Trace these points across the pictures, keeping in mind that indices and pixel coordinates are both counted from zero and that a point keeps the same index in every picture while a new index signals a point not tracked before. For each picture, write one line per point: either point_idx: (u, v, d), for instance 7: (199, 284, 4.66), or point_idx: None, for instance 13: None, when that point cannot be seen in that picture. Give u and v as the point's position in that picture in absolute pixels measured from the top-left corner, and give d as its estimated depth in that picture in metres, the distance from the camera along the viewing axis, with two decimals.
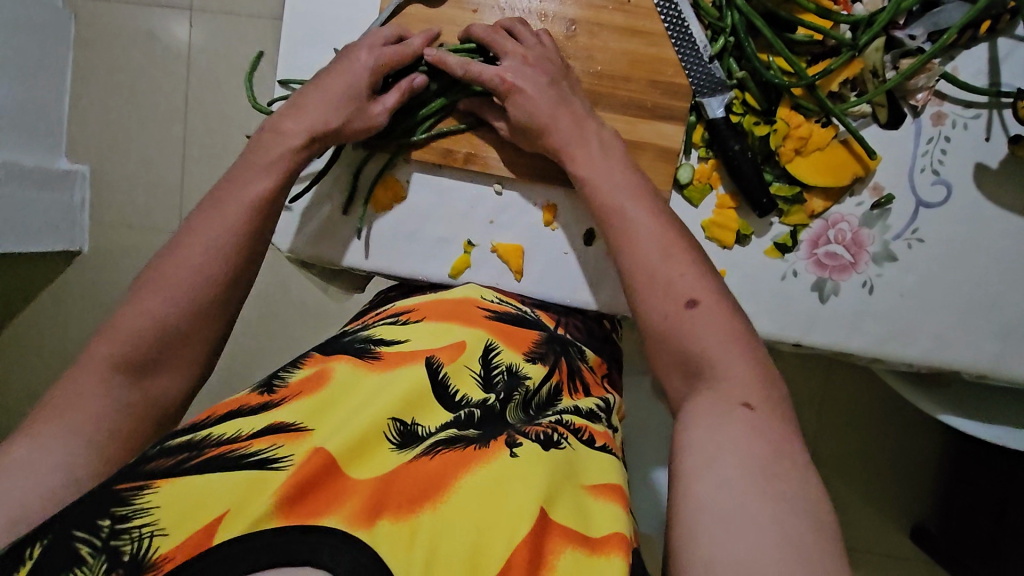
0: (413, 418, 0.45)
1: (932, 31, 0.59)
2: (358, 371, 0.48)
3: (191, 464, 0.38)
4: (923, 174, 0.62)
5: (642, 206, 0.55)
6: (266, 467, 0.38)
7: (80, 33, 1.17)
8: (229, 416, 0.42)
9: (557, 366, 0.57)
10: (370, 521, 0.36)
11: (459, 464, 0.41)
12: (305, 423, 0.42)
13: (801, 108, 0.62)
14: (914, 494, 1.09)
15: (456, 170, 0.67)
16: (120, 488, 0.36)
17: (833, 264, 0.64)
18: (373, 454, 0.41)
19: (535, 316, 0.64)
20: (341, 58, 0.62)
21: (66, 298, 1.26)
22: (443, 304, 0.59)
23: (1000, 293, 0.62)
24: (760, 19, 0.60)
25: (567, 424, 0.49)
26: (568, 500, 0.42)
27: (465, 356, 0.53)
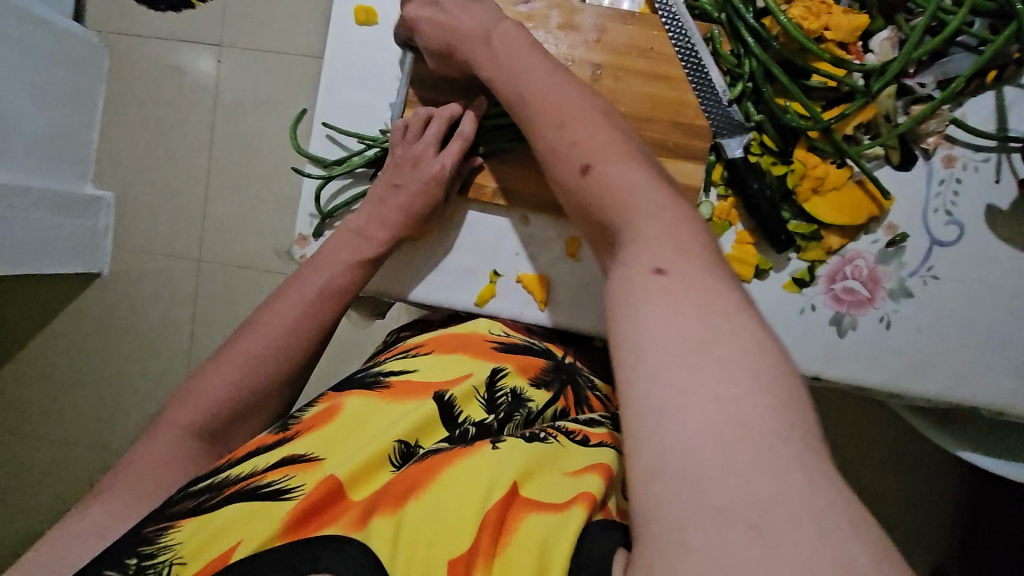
0: (413, 441, 0.49)
1: (942, 79, 0.62)
2: (369, 401, 0.53)
3: (207, 504, 0.44)
4: (936, 214, 0.64)
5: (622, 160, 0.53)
6: (277, 496, 0.43)
7: (112, 65, 1.23)
8: (245, 457, 0.48)
9: (563, 393, 0.60)
10: (361, 523, 0.41)
11: (442, 461, 0.45)
12: (315, 453, 0.47)
13: (817, 150, 0.64)
14: (934, 535, 1.07)
15: (484, 204, 0.70)
16: (148, 529, 0.43)
17: (851, 299, 0.65)
18: (373, 475, 0.46)
19: (542, 346, 0.66)
20: (399, 140, 0.68)
21: (84, 320, 1.29)
22: (452, 336, 0.63)
23: (1015, 331, 0.64)
24: (776, 67, 0.63)
25: (561, 429, 0.51)
26: (542, 480, 0.43)
27: (473, 379, 0.56)
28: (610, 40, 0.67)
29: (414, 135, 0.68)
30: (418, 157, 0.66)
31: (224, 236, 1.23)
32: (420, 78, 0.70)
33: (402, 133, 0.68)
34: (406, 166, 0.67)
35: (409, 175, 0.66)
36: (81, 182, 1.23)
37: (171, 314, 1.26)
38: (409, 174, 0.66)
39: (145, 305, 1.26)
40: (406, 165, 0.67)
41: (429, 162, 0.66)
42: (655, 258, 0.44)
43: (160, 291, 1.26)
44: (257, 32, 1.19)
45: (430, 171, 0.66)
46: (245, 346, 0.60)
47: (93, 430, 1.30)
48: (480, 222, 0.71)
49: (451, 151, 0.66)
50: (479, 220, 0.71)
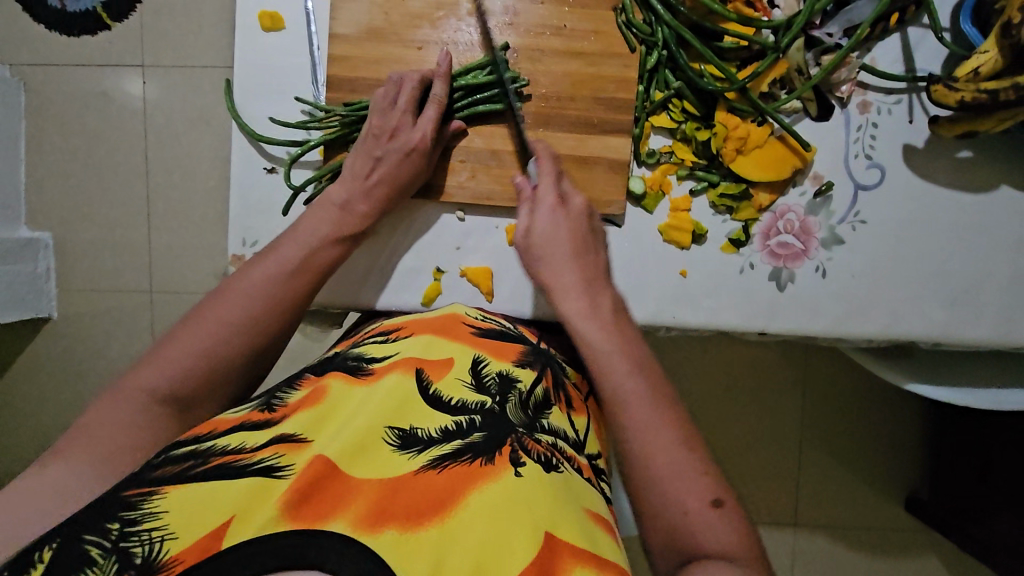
0: (412, 424, 0.45)
1: (847, 27, 0.63)
2: (349, 385, 0.49)
3: (196, 471, 0.38)
4: (857, 159, 0.66)
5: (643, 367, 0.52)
6: (270, 474, 0.39)
7: (29, 99, 1.16)
8: (232, 429, 0.43)
9: (544, 373, 0.57)
10: (375, 528, 0.36)
11: (469, 479, 0.41)
12: (305, 435, 0.43)
13: (736, 111, 0.65)
14: (905, 466, 1.12)
15: (432, 206, 0.69)
16: (128, 494, 0.37)
17: (787, 252, 0.67)
18: (373, 458, 0.42)
19: (516, 331, 0.63)
20: (375, 107, 0.65)
21: (37, 369, 1.23)
22: (429, 321, 0.59)
23: (946, 263, 0.66)
24: (688, 32, 0.63)
25: (561, 450, 0.49)
26: (574, 524, 0.41)
27: (455, 370, 0.52)
28: (523, 23, 0.66)
29: (388, 103, 0.64)
30: (395, 129, 0.63)
31: (173, 264, 1.19)
32: (335, 81, 0.68)
33: (377, 100, 0.65)
34: (382, 138, 0.64)
35: (388, 146, 0.63)
36: (14, 226, 1.17)
37: (127, 350, 1.22)
38: (388, 146, 0.63)
39: (99, 344, 1.22)
40: (382, 135, 0.64)
41: (408, 133, 0.63)
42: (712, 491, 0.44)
43: (114, 328, 1.21)
44: (177, 47, 1.14)
45: (410, 140, 0.63)
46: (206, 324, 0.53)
47: None
48: (454, 224, 0.69)
49: (428, 117, 0.64)
50: (452, 223, 0.69)
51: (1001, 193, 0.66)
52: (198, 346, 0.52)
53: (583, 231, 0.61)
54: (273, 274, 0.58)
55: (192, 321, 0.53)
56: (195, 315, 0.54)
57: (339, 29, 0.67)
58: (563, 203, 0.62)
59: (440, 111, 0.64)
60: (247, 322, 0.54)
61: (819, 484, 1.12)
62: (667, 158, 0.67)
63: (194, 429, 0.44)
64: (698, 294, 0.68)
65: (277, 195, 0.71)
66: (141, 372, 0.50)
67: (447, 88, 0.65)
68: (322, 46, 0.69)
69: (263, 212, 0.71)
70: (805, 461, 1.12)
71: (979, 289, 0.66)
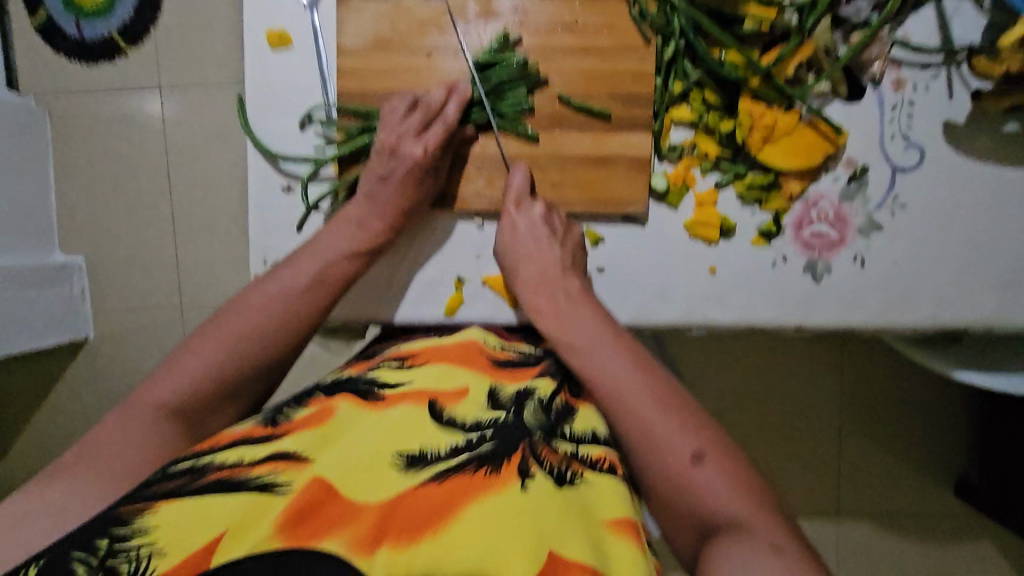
0: (422, 446, 0.44)
1: (876, 1, 0.60)
2: (359, 411, 0.48)
3: (191, 487, 0.39)
4: (894, 141, 0.63)
5: (614, 340, 0.54)
6: (266, 489, 0.39)
7: (55, 128, 1.19)
8: (233, 445, 0.43)
9: (568, 397, 0.55)
10: (369, 549, 0.36)
11: (470, 492, 0.40)
12: (307, 453, 0.42)
13: (761, 98, 0.62)
14: (953, 451, 1.08)
15: (451, 214, 0.68)
16: (121, 510, 0.37)
17: (821, 242, 0.64)
18: (374, 477, 0.41)
19: (540, 353, 0.61)
20: (381, 122, 0.64)
21: (77, 389, 1.26)
22: (446, 350, 0.57)
23: (994, 243, 0.62)
24: (706, 20, 0.60)
25: (583, 458, 0.47)
26: (584, 539, 0.39)
27: (474, 395, 0.50)
28: (532, 21, 0.64)
29: (398, 119, 0.63)
30: (396, 142, 0.62)
31: (200, 280, 1.21)
32: (346, 96, 0.67)
33: (384, 117, 0.64)
34: (385, 155, 0.63)
35: (392, 163, 0.62)
36: (47, 252, 1.20)
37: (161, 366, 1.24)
38: (391, 163, 0.62)
39: (134, 362, 1.24)
40: (383, 152, 0.63)
41: (410, 146, 0.62)
42: (692, 444, 0.46)
43: (148, 346, 1.24)
44: (191, 65, 1.15)
45: (410, 158, 0.62)
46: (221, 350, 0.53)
47: None
48: (472, 232, 0.68)
49: (433, 134, 0.62)
50: (470, 231, 0.68)
51: None
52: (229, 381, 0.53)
53: (538, 232, 0.61)
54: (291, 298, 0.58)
55: (208, 332, 0.55)
56: (213, 325, 0.56)
57: (347, 43, 0.66)
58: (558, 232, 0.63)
59: (447, 132, 0.63)
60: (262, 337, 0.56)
61: (862, 475, 1.08)
62: (690, 151, 0.65)
63: (199, 445, 0.45)
64: (727, 291, 0.65)
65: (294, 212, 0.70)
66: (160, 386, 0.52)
67: (461, 109, 0.64)
68: (332, 62, 0.68)
69: (281, 230, 0.70)
70: (846, 449, 1.08)
71: None
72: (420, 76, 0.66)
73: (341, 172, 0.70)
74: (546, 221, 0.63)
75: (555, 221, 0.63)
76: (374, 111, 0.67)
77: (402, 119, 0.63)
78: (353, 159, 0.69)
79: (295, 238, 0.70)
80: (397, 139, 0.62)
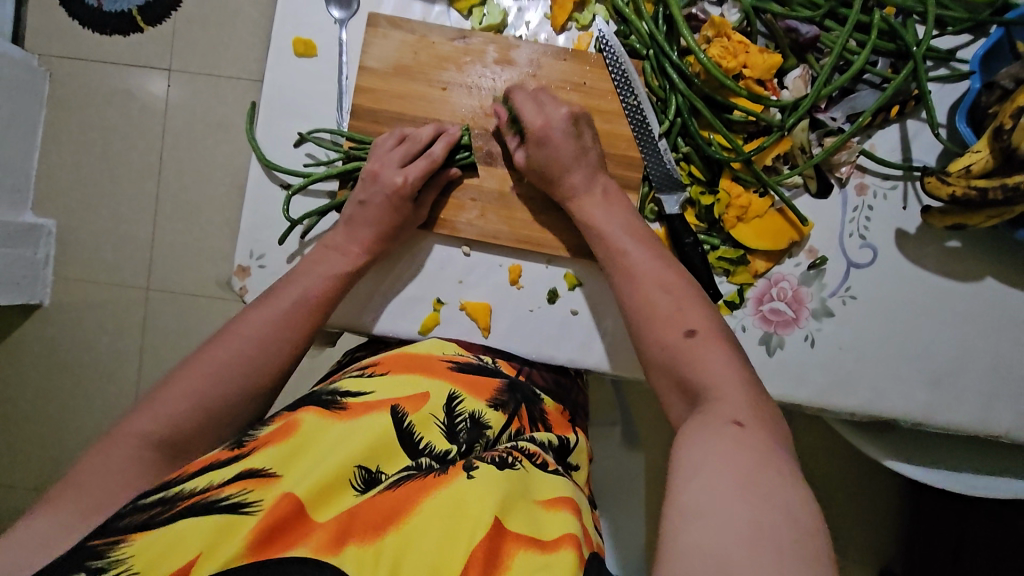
0: (377, 467, 0.47)
1: (850, 113, 0.67)
2: (323, 420, 0.50)
3: (163, 516, 0.40)
4: (852, 238, 0.69)
5: (639, 234, 0.62)
6: (237, 511, 0.40)
7: (54, 90, 1.19)
8: (198, 470, 0.44)
9: (517, 412, 0.60)
10: (337, 548, 0.39)
11: (421, 490, 0.43)
12: (275, 471, 0.44)
13: (740, 180, 0.68)
14: (880, 540, 1.12)
15: (442, 237, 0.71)
16: (95, 544, 0.38)
17: (778, 318, 0.69)
18: (336, 498, 0.43)
19: (494, 365, 0.66)
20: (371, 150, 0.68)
21: (21, 355, 1.23)
22: (404, 357, 0.61)
23: (930, 345, 0.68)
24: (700, 102, 0.67)
25: (522, 449, 0.51)
26: (523, 514, 0.43)
27: (430, 406, 0.55)
28: (545, 75, 0.70)
29: (385, 151, 0.67)
30: (379, 170, 0.65)
31: (173, 264, 1.20)
32: (360, 111, 0.71)
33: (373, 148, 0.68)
34: (368, 181, 0.66)
35: (371, 189, 0.65)
36: (20, 210, 1.18)
37: (115, 346, 1.22)
38: (371, 188, 0.65)
39: (87, 338, 1.22)
40: (367, 179, 0.66)
41: (390, 176, 0.65)
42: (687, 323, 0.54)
43: (104, 323, 1.21)
44: (206, 55, 1.17)
45: (388, 185, 0.64)
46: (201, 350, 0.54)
47: (35, 470, 1.24)
48: (458, 258, 0.71)
49: (415, 167, 0.65)
50: (456, 257, 0.71)
51: (985, 284, 0.68)
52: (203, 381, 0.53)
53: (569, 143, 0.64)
54: (287, 310, 0.60)
55: (217, 341, 0.56)
56: (225, 331, 0.57)
57: (370, 62, 0.70)
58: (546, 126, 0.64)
59: (429, 167, 0.66)
60: (261, 343, 0.57)
61: None
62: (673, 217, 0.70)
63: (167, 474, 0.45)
64: None
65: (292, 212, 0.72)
66: (160, 390, 0.53)
67: (446, 149, 0.67)
68: (352, 77, 0.72)
69: (272, 228, 0.72)
70: None
71: (958, 373, 0.68)
72: (433, 105, 0.71)
73: (345, 185, 0.72)
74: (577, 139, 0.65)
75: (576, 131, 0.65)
76: (365, 138, 0.70)
77: (388, 150, 0.67)
78: (348, 179, 0.71)
79: (276, 247, 0.72)
80: (380, 168, 0.65)
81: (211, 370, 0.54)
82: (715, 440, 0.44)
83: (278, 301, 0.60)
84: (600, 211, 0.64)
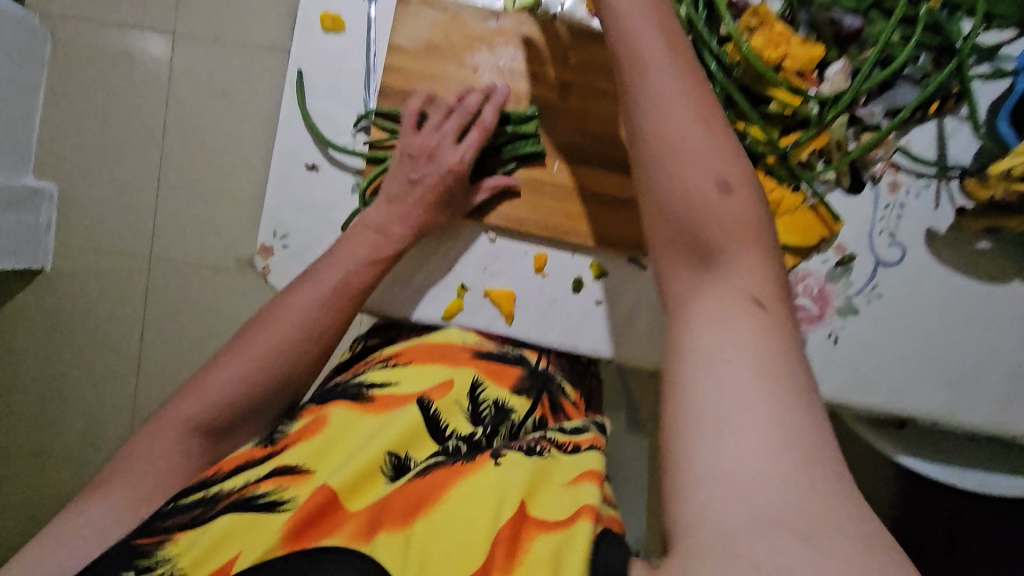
0: (406, 455, 0.48)
1: (889, 109, 0.66)
2: (354, 414, 0.51)
3: (205, 514, 0.41)
4: (881, 236, 0.68)
5: (689, 97, 0.49)
6: (273, 507, 0.41)
7: (55, 51, 1.16)
8: (236, 469, 0.45)
9: (540, 400, 0.59)
10: (369, 535, 0.39)
11: (448, 478, 0.44)
12: (308, 465, 0.45)
13: (774, 175, 0.67)
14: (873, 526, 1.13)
15: (467, 224, 0.70)
16: (141, 542, 0.40)
17: (802, 315, 0.69)
18: (368, 487, 0.44)
19: (518, 355, 0.67)
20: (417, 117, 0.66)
21: (24, 321, 1.22)
22: (427, 347, 0.61)
23: (951, 345, 0.68)
24: (738, 93, 0.65)
25: (551, 440, 0.52)
26: (547, 498, 0.43)
27: (455, 392, 0.55)
28: (574, 60, 0.68)
29: (433, 125, 0.66)
30: (433, 149, 0.65)
31: (178, 234, 1.19)
32: (389, 91, 0.69)
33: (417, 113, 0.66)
34: (420, 159, 0.65)
35: (424, 169, 0.64)
36: (22, 174, 1.16)
37: (120, 314, 1.21)
38: (424, 168, 0.65)
39: (91, 306, 1.21)
40: (420, 156, 0.65)
41: (447, 155, 0.64)
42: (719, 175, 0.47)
43: (108, 291, 1.21)
44: (213, 21, 1.14)
45: (448, 162, 0.64)
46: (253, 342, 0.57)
47: (35, 434, 1.25)
48: (483, 245, 0.71)
49: (470, 143, 0.65)
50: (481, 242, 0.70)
51: (1013, 287, 0.68)
52: (239, 373, 0.56)
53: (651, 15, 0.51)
54: (329, 295, 0.60)
55: (263, 322, 0.59)
56: (266, 315, 0.59)
57: (397, 40, 0.68)
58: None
59: (482, 138, 0.65)
60: (301, 328, 0.59)
61: None
62: None
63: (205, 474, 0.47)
64: None
65: (313, 192, 0.71)
66: (213, 368, 0.56)
67: (497, 115, 0.65)
68: (380, 54, 0.70)
69: (294, 207, 0.71)
70: None
71: (979, 375, 0.68)
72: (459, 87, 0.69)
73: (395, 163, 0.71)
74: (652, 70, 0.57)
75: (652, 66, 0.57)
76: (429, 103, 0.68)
77: (438, 125, 0.65)
78: None
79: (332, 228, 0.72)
80: (431, 145, 0.65)
81: (252, 359, 0.56)
82: (740, 316, 0.42)
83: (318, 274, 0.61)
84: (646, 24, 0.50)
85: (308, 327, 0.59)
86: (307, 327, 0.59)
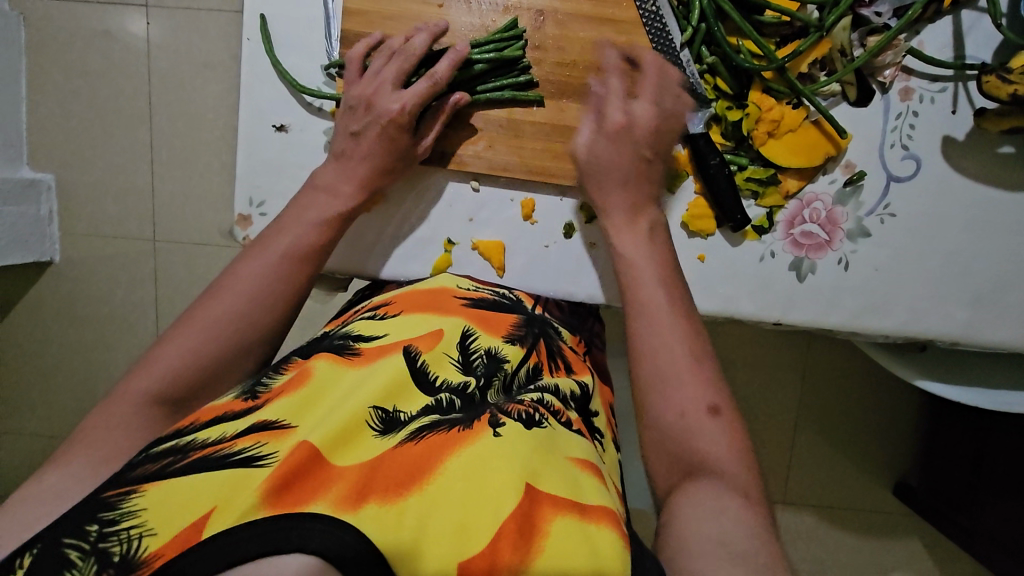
0: (394, 407, 0.44)
1: (897, 7, 0.60)
2: (337, 367, 0.48)
3: (176, 467, 0.36)
4: (893, 150, 0.63)
5: (668, 289, 0.57)
6: (250, 463, 0.36)
7: (31, 36, 1.11)
8: (212, 422, 0.41)
9: (535, 347, 0.58)
10: (356, 505, 0.34)
11: (443, 447, 0.40)
12: (288, 420, 0.41)
13: (772, 91, 0.62)
14: (899, 454, 1.12)
15: (449, 172, 0.67)
16: (107, 495, 0.35)
17: (810, 242, 0.65)
18: (356, 442, 0.40)
19: (512, 298, 0.64)
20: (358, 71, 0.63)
21: (41, 312, 1.23)
22: (418, 295, 0.59)
23: (972, 261, 0.64)
24: (728, 3, 0.60)
25: (547, 406, 0.49)
26: (556, 475, 0.41)
27: (443, 344, 0.53)
28: None
29: (377, 75, 0.61)
30: (373, 96, 0.61)
31: (177, 214, 1.17)
32: (350, 37, 0.65)
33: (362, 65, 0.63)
34: (361, 110, 0.61)
35: (365, 119, 0.61)
36: (17, 166, 1.14)
37: (131, 298, 1.21)
38: (366, 118, 0.61)
39: (102, 292, 1.21)
40: (359, 108, 0.61)
41: (387, 103, 0.60)
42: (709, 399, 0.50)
43: (117, 275, 1.20)
44: None
45: (385, 113, 0.60)
46: (207, 311, 0.53)
47: (69, 420, 1.27)
48: (468, 194, 0.67)
49: (415, 91, 0.60)
50: (463, 191, 0.67)
51: None
52: (191, 344, 0.51)
53: (624, 148, 0.60)
54: (278, 262, 0.57)
55: (211, 293, 0.55)
56: (219, 285, 0.55)
57: None
58: (628, 125, 0.60)
59: (430, 89, 0.60)
60: (254, 297, 0.55)
61: (811, 466, 1.11)
62: None
63: (178, 425, 0.43)
64: (710, 280, 0.66)
65: (290, 152, 0.68)
66: (159, 347, 0.51)
67: (451, 70, 0.60)
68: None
69: (271, 169, 0.68)
70: (798, 444, 1.11)
71: (1005, 289, 0.64)
72: (427, 26, 0.64)
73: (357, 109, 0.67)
74: (636, 142, 0.60)
75: (639, 134, 0.60)
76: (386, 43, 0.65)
77: (383, 73, 0.61)
78: None
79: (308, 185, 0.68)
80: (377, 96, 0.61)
81: (208, 324, 0.52)
82: (729, 504, 0.42)
83: (268, 253, 0.58)
84: (636, 246, 0.59)
85: (267, 294, 0.56)
86: (265, 296, 0.55)
